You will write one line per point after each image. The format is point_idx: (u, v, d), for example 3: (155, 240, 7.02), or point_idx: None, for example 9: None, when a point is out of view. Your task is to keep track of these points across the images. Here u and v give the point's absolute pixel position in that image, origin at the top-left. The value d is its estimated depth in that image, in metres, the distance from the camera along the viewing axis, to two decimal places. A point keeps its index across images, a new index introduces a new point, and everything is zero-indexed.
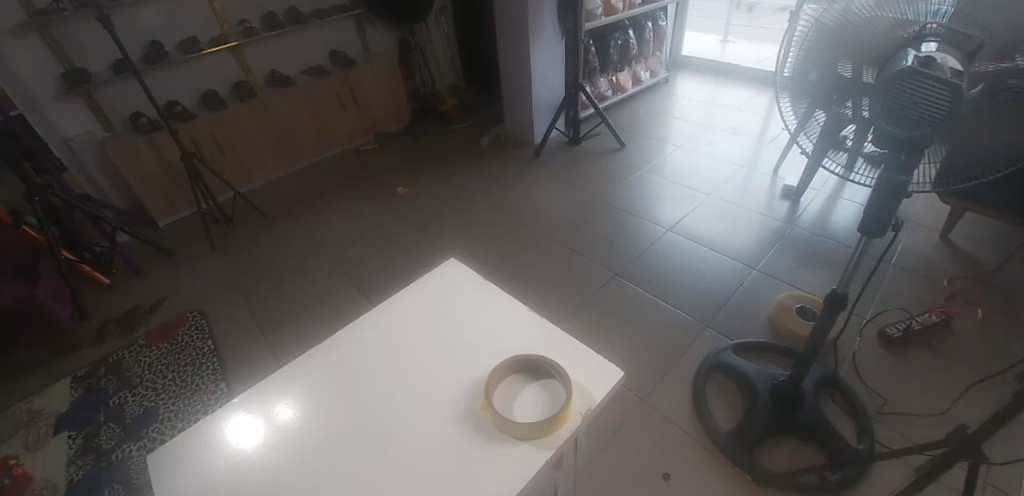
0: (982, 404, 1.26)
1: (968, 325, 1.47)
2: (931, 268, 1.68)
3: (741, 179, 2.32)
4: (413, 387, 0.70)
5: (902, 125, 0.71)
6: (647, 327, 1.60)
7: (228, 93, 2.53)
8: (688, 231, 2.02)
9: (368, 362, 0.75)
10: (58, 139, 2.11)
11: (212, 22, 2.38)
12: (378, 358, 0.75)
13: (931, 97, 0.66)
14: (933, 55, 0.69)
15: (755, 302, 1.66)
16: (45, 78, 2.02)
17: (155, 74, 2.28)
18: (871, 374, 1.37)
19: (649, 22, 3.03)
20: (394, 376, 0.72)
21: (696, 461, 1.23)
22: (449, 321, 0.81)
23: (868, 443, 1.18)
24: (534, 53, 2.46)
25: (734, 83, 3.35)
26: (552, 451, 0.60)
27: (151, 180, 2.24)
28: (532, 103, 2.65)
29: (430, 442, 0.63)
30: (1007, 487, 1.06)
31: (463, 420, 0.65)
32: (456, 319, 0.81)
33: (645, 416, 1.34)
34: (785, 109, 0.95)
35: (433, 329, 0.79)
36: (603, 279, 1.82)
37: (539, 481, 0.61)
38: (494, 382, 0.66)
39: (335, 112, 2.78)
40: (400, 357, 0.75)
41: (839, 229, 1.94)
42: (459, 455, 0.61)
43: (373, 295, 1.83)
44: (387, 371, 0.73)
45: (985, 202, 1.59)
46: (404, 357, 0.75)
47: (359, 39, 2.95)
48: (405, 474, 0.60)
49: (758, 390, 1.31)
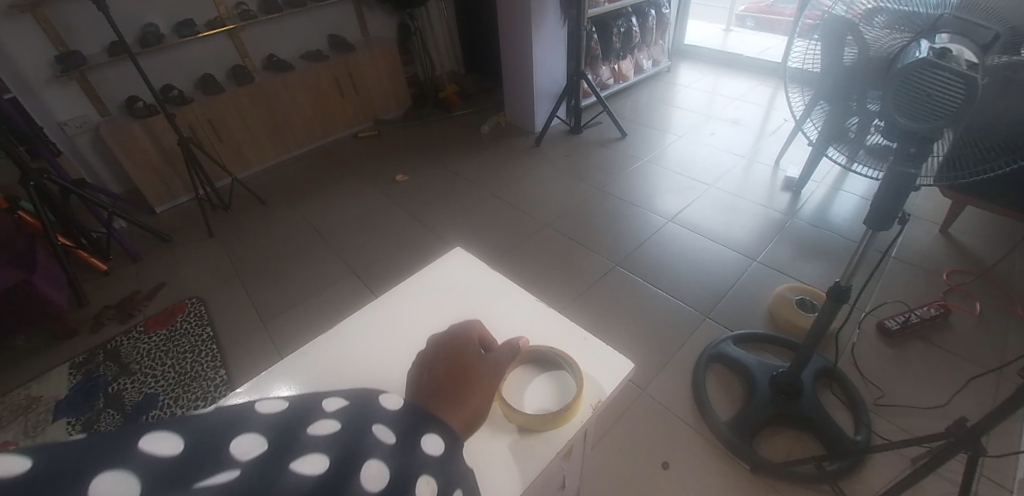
0: (979, 397, 1.28)
1: (966, 319, 1.48)
2: (931, 261, 1.69)
3: (742, 169, 2.32)
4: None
5: (913, 118, 0.70)
6: (647, 316, 1.61)
7: (226, 78, 2.50)
8: (688, 221, 2.01)
9: (373, 353, 0.74)
10: (52, 123, 2.09)
11: (209, 5, 2.34)
12: (382, 349, 0.75)
13: (945, 89, 0.64)
14: (948, 47, 0.68)
15: (754, 293, 1.66)
16: (39, 61, 1.99)
17: (150, 57, 2.24)
18: (869, 366, 1.38)
19: (652, 9, 2.98)
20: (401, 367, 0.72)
21: (696, 449, 1.25)
22: (454, 313, 0.80)
23: (864, 434, 1.19)
24: (536, 39, 2.42)
25: (736, 72, 3.32)
26: (565, 442, 0.60)
27: (148, 165, 2.21)
28: (533, 91, 2.62)
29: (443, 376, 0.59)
30: (1001, 480, 1.07)
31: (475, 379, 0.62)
32: (460, 312, 0.80)
33: (643, 406, 1.35)
34: (793, 98, 0.93)
35: (438, 322, 0.79)
36: (603, 269, 1.81)
37: (550, 471, 0.62)
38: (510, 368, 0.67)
39: (334, 97, 2.74)
40: (407, 347, 0.75)
41: (840, 221, 1.93)
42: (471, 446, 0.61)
43: (374, 285, 1.82)
44: (392, 363, 0.72)
45: (988, 196, 1.59)
46: (411, 348, 0.75)
47: (357, 24, 2.91)
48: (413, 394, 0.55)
49: (757, 381, 1.32)
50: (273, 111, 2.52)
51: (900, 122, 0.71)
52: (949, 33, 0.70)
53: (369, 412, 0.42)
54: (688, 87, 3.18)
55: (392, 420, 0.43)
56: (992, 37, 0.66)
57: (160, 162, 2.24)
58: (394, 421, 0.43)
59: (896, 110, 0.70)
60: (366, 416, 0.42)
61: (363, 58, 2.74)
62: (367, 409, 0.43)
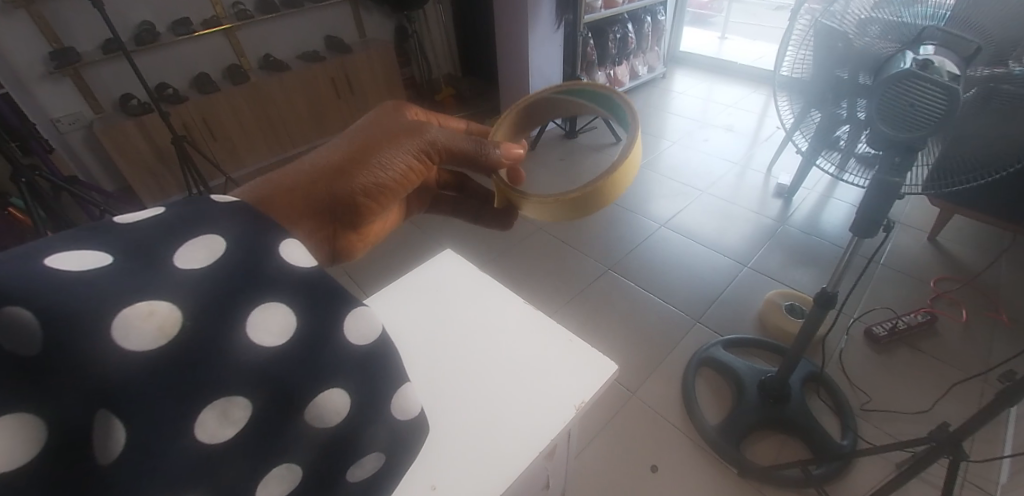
0: (963, 402, 1.29)
1: (951, 326, 1.50)
2: (918, 268, 1.71)
3: (735, 176, 2.34)
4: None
5: (896, 128, 0.71)
6: (640, 320, 1.62)
7: (221, 77, 2.49)
8: (681, 227, 2.02)
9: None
10: (44, 120, 2.08)
11: (205, 4, 2.33)
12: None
13: (928, 101, 0.65)
14: (932, 58, 0.67)
15: (744, 298, 1.68)
16: (30, 56, 1.97)
17: (145, 55, 2.23)
18: (856, 372, 1.39)
19: (648, 16, 3.01)
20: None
21: (685, 451, 1.26)
22: (427, 309, 0.69)
23: (851, 439, 1.21)
24: (532, 44, 2.44)
25: (729, 80, 3.36)
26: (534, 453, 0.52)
27: (141, 163, 2.20)
28: (529, 94, 2.64)
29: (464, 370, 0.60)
30: (984, 484, 1.09)
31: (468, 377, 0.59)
32: (430, 308, 0.69)
33: (634, 409, 1.36)
34: (781, 107, 0.94)
35: (409, 316, 0.68)
36: (594, 273, 1.82)
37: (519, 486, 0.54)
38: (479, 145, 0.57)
39: (332, 99, 2.74)
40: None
41: (831, 228, 1.96)
42: (459, 443, 0.53)
43: (367, 286, 1.82)
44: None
45: (973, 205, 1.62)
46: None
47: (354, 25, 2.91)
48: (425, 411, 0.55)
49: (747, 386, 1.33)
50: (269, 111, 2.52)
51: (886, 132, 0.72)
52: (934, 45, 0.69)
53: (104, 229, 0.30)
54: (682, 94, 3.21)
55: (131, 240, 0.30)
56: (974, 50, 0.66)
57: (153, 161, 2.23)
58: (128, 242, 0.30)
59: (880, 120, 0.72)
60: (41, 241, 0.27)
61: (360, 60, 2.74)
62: (100, 223, 0.30)
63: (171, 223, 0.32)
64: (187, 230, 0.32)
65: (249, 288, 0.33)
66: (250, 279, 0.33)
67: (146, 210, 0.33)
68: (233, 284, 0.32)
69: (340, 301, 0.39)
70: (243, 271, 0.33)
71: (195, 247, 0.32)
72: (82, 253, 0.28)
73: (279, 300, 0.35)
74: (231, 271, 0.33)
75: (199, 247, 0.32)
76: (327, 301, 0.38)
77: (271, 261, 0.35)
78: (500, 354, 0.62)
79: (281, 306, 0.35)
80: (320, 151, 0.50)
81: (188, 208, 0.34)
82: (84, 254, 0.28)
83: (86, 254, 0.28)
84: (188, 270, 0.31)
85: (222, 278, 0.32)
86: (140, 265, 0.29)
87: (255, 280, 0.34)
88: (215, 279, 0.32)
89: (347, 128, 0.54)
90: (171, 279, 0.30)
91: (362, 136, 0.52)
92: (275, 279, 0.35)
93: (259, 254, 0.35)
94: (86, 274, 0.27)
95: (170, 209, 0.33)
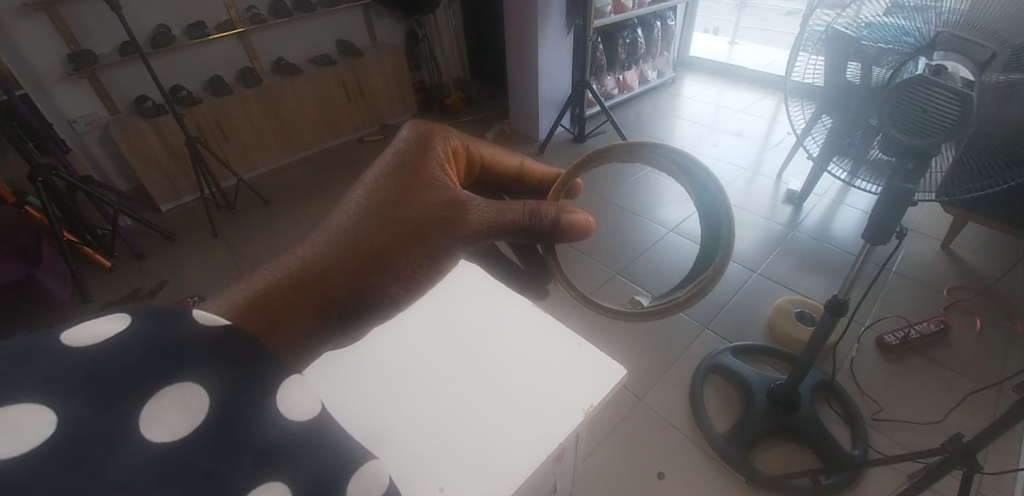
0: (978, 413, 1.27)
1: (965, 336, 1.48)
2: (931, 276, 1.69)
3: (744, 181, 2.33)
4: (399, 384, 0.58)
5: (907, 133, 0.70)
6: (648, 324, 1.62)
7: (234, 79, 2.53)
8: (689, 232, 2.01)
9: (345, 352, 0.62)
10: (60, 120, 2.12)
11: (220, 8, 2.37)
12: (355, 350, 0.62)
13: (941, 105, 0.65)
14: (945, 65, 0.68)
15: (754, 305, 1.66)
16: (49, 58, 2.02)
17: (160, 57, 2.27)
18: (869, 381, 1.37)
19: (658, 22, 3.01)
20: (377, 370, 0.60)
21: (691, 459, 1.24)
22: (437, 309, 0.68)
23: (862, 449, 1.19)
24: (542, 50, 2.44)
25: (739, 85, 3.35)
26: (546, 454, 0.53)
27: (154, 163, 2.22)
28: (538, 99, 2.65)
29: (488, 378, 0.60)
30: None
31: (497, 389, 0.58)
32: (437, 308, 0.68)
33: (641, 415, 1.35)
34: (793, 113, 0.94)
35: (419, 319, 0.66)
36: (602, 278, 1.82)
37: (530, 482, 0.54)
38: (537, 223, 0.50)
39: (342, 101, 2.75)
40: (389, 346, 0.63)
41: (841, 235, 1.94)
42: (477, 442, 0.54)
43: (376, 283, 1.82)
44: (368, 365, 0.61)
45: (987, 213, 1.59)
46: (389, 347, 0.63)
47: (365, 30, 2.94)
48: (452, 413, 0.56)
49: (756, 393, 1.32)
50: (280, 112, 2.54)
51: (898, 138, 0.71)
52: (944, 52, 0.69)
53: (46, 365, 0.24)
54: (692, 99, 3.20)
55: (84, 384, 0.24)
56: (989, 56, 0.65)
57: (165, 161, 2.25)
58: (84, 396, 0.24)
59: (891, 125, 0.71)
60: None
61: (370, 62, 2.74)
62: (42, 348, 0.24)
63: (135, 363, 0.26)
64: (160, 381, 0.26)
65: (222, 464, 0.26)
66: (236, 443, 0.27)
67: (111, 330, 0.26)
68: (220, 450, 0.26)
69: (340, 451, 0.31)
70: (231, 435, 0.27)
71: (166, 407, 0.26)
72: (17, 417, 0.22)
73: (272, 481, 0.27)
74: (212, 437, 0.26)
75: (172, 407, 0.26)
76: (324, 451, 0.30)
77: (261, 419, 0.29)
78: (511, 360, 0.62)
79: (273, 486, 0.27)
80: (347, 239, 0.46)
81: (161, 334, 0.27)
82: (17, 422, 0.22)
83: (24, 422, 0.22)
84: (155, 448, 0.24)
85: (202, 447, 0.26)
86: (94, 434, 0.23)
87: (239, 449, 0.27)
88: (191, 453, 0.25)
89: (377, 189, 0.49)
90: (135, 465, 0.23)
91: (391, 215, 0.47)
92: (269, 447, 0.28)
93: (248, 413, 0.28)
94: (29, 460, 0.21)
95: (143, 327, 0.27)
